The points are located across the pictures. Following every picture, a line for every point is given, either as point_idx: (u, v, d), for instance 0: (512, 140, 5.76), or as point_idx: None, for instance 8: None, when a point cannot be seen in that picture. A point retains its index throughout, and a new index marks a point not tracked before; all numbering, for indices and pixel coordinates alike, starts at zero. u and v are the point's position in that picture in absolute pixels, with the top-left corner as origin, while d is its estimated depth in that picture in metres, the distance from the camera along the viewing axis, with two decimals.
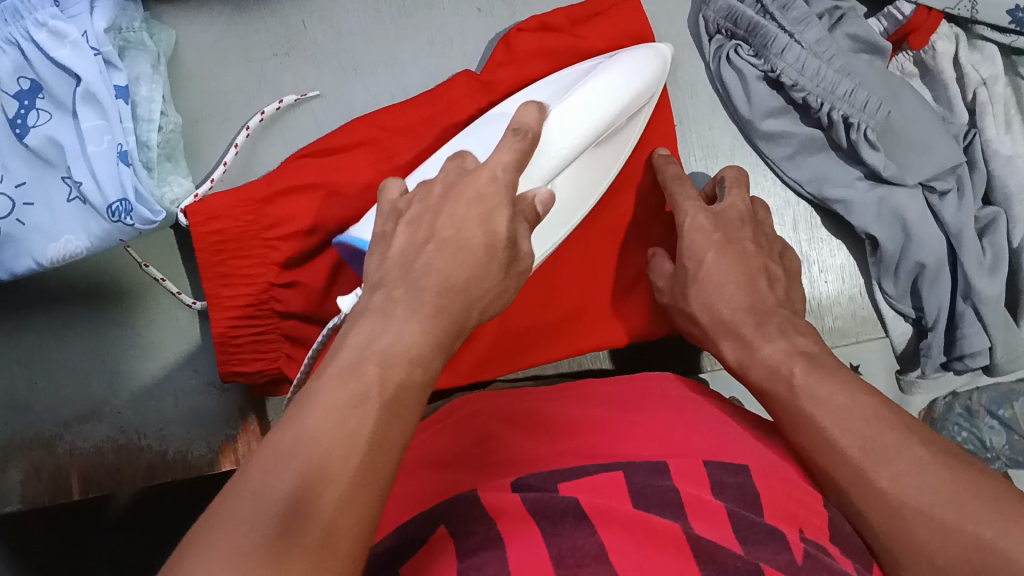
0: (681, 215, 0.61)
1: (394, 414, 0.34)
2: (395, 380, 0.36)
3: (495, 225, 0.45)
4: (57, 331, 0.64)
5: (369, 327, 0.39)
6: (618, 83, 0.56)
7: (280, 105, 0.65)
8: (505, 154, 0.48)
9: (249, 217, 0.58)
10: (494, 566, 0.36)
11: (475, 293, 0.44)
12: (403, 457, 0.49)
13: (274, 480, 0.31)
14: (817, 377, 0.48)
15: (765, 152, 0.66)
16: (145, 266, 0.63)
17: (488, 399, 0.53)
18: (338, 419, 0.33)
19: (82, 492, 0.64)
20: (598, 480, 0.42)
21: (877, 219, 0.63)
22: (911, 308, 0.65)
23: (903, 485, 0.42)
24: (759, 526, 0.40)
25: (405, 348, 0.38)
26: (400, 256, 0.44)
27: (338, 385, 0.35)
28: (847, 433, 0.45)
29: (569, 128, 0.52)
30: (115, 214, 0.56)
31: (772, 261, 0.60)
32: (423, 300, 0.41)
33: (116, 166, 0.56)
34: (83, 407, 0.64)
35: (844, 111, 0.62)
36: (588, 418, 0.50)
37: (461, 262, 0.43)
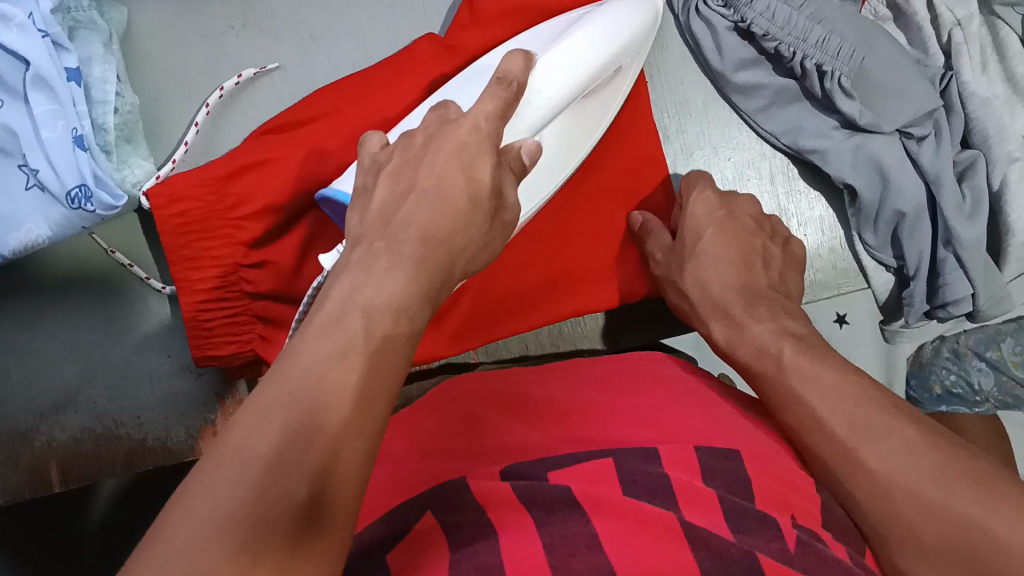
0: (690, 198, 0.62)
1: (378, 364, 0.33)
2: (378, 334, 0.34)
3: (477, 174, 0.44)
4: (27, 322, 0.62)
5: (350, 281, 0.37)
6: (608, 29, 0.54)
7: (239, 79, 0.63)
8: (489, 102, 0.46)
9: (213, 196, 0.57)
10: (487, 554, 0.37)
11: (462, 243, 0.42)
12: (390, 443, 0.49)
13: (255, 447, 0.29)
14: (804, 361, 0.48)
15: (738, 105, 0.65)
16: (112, 252, 0.62)
17: (478, 381, 0.53)
18: (320, 371, 0.31)
19: (61, 482, 0.62)
20: (586, 467, 0.43)
21: (854, 168, 0.62)
22: (892, 258, 0.64)
23: (892, 465, 0.42)
24: (749, 513, 0.40)
25: (391, 296, 0.36)
26: (381, 209, 0.42)
27: (318, 341, 0.33)
28: (835, 411, 0.45)
29: (557, 75, 0.51)
30: (74, 201, 0.54)
31: (770, 243, 0.62)
32: (405, 251, 0.39)
33: (72, 151, 0.54)
34: (57, 397, 0.62)
35: (817, 59, 0.60)
36: (578, 399, 0.50)
37: (444, 212, 0.41)
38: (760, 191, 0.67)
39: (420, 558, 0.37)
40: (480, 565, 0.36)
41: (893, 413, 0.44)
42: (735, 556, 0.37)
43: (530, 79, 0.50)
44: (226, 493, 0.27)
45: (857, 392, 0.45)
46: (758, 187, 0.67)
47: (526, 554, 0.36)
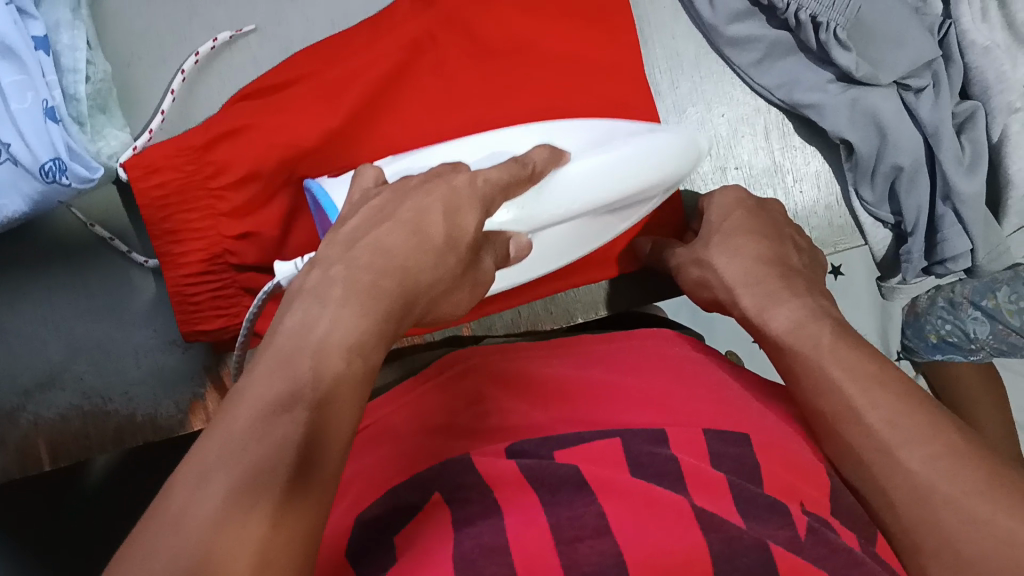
0: (711, 200, 0.61)
1: (333, 409, 0.34)
2: (331, 382, 0.35)
3: (460, 222, 0.43)
4: (4, 301, 0.60)
5: (303, 313, 0.37)
6: (649, 163, 0.53)
7: (214, 43, 0.61)
8: (503, 171, 0.47)
9: (190, 168, 0.56)
10: (492, 533, 0.38)
11: (425, 282, 0.42)
12: (393, 420, 0.50)
13: (203, 499, 0.30)
14: (844, 347, 0.47)
15: (731, 58, 0.63)
16: (91, 225, 0.60)
17: (495, 363, 0.54)
18: (263, 429, 0.32)
19: (51, 461, 0.61)
20: (593, 448, 0.43)
21: (850, 122, 0.60)
22: (889, 214, 0.63)
23: (935, 469, 0.41)
24: (760, 501, 0.41)
25: (343, 335, 0.36)
26: (349, 233, 0.42)
27: (269, 382, 0.34)
28: (865, 396, 0.44)
29: (573, 190, 0.51)
30: (48, 175, 0.53)
31: (799, 238, 0.60)
32: (363, 281, 0.39)
33: (43, 124, 0.53)
34: (41, 375, 0.61)
35: (811, 9, 0.58)
36: (585, 378, 0.51)
37: (413, 249, 0.41)
38: (755, 147, 0.65)
39: (426, 545, 0.38)
40: (485, 545, 0.37)
41: (917, 410, 0.44)
42: (746, 541, 0.37)
43: (561, 170, 0.51)
44: (177, 541, 0.29)
45: (877, 371, 0.46)
46: (753, 144, 0.65)
47: (533, 536, 0.37)
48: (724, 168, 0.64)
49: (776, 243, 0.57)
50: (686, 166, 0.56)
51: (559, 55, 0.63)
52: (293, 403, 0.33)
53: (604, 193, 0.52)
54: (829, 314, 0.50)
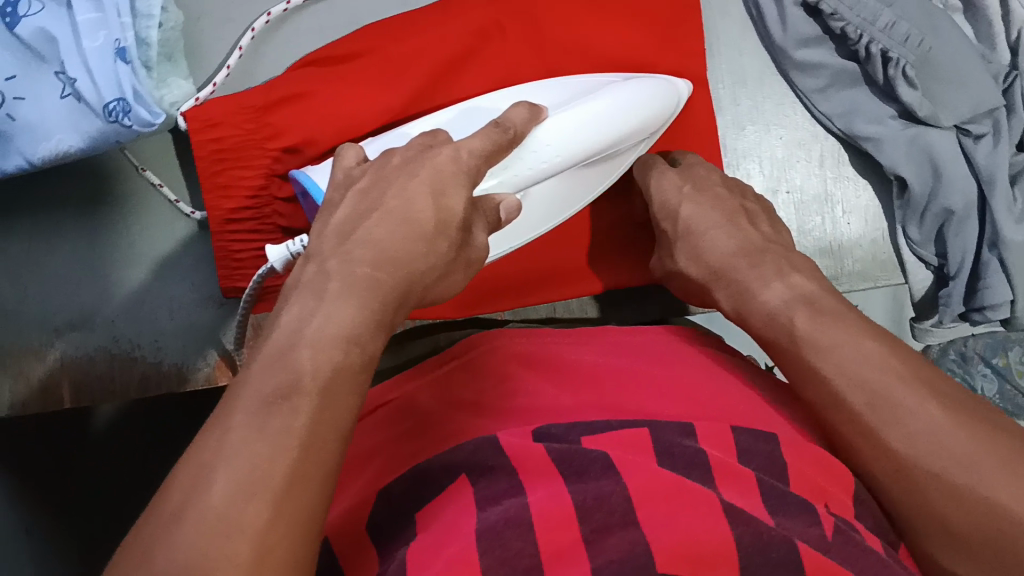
0: (651, 179, 0.59)
1: (332, 396, 0.34)
2: (329, 370, 0.35)
3: (448, 202, 0.44)
4: (47, 237, 0.61)
5: (300, 310, 0.38)
6: (624, 110, 0.55)
7: (286, 7, 0.61)
8: (480, 141, 0.47)
9: (250, 126, 0.56)
10: (517, 509, 0.38)
11: (419, 268, 0.42)
12: (418, 400, 0.51)
13: (205, 494, 0.30)
14: (825, 325, 0.46)
15: (796, 82, 0.63)
16: (142, 170, 0.61)
17: (519, 346, 0.54)
18: (263, 420, 0.32)
19: (73, 401, 0.62)
20: (624, 435, 0.44)
21: (907, 157, 0.60)
22: (934, 255, 0.63)
23: (919, 446, 0.40)
24: (789, 498, 0.41)
25: (338, 329, 0.37)
26: (340, 226, 0.43)
27: (266, 376, 0.34)
28: (852, 385, 0.43)
29: (552, 143, 0.52)
30: (112, 114, 0.54)
31: (753, 204, 0.59)
32: (357, 273, 0.39)
33: (113, 63, 0.53)
34: (73, 314, 0.62)
35: (882, 44, 0.59)
36: (617, 369, 0.51)
37: (403, 239, 0.42)
38: (809, 174, 0.64)
39: (454, 518, 0.39)
40: (511, 519, 0.37)
41: None
42: (776, 536, 0.37)
43: (537, 131, 0.52)
44: (177, 541, 0.29)
45: (853, 344, 0.44)
46: (807, 169, 0.64)
47: (557, 510, 0.38)
48: (776, 189, 0.64)
49: (725, 222, 0.56)
50: (665, 108, 0.58)
51: (624, 53, 0.62)
52: (292, 393, 0.33)
53: (583, 146, 0.53)
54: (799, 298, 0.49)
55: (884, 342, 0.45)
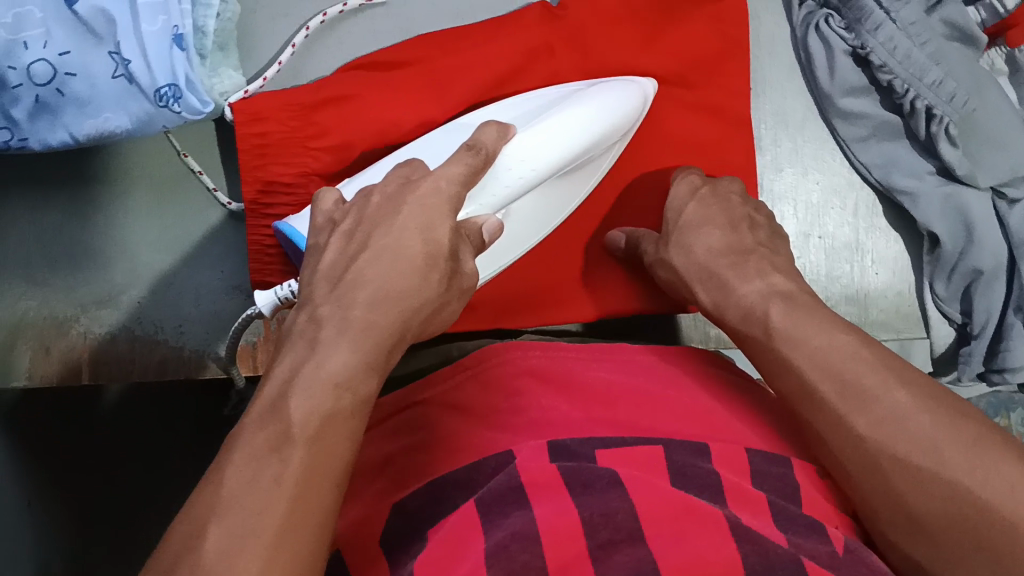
0: (675, 186, 0.59)
1: (321, 442, 0.36)
2: (318, 418, 0.37)
3: (436, 234, 0.44)
4: (83, 213, 0.62)
5: (295, 358, 0.40)
6: (593, 118, 0.54)
7: (343, 8, 0.62)
8: (456, 167, 0.47)
9: (294, 123, 0.57)
10: (524, 523, 0.38)
11: (413, 307, 0.43)
12: (430, 411, 0.51)
13: (201, 544, 0.33)
14: (799, 319, 0.46)
15: (838, 130, 0.64)
16: (183, 156, 0.62)
17: (525, 359, 0.54)
18: (253, 473, 0.35)
19: (91, 377, 0.62)
20: (635, 451, 0.45)
21: (940, 215, 0.61)
22: (959, 313, 0.63)
23: (880, 432, 0.40)
24: (799, 519, 0.41)
25: (330, 374, 0.38)
26: (333, 268, 0.44)
27: (259, 429, 0.36)
28: (822, 375, 0.43)
29: (524, 159, 0.51)
30: (162, 99, 0.55)
31: (755, 213, 0.57)
32: (350, 318, 0.41)
33: (169, 48, 0.55)
34: (100, 293, 0.62)
35: (928, 100, 0.59)
36: (628, 389, 0.52)
37: (394, 276, 0.43)
38: (842, 221, 0.64)
39: (462, 530, 0.39)
40: (517, 533, 0.38)
41: None
42: (783, 555, 0.36)
43: (502, 155, 0.51)
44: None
45: (824, 336, 0.45)
46: (840, 216, 0.65)
47: (565, 523, 0.38)
48: (809, 234, 0.64)
49: (728, 227, 0.55)
50: (631, 117, 0.58)
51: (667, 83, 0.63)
52: (283, 443, 0.36)
53: (550, 160, 0.52)
54: (779, 295, 0.48)
55: (854, 334, 0.45)
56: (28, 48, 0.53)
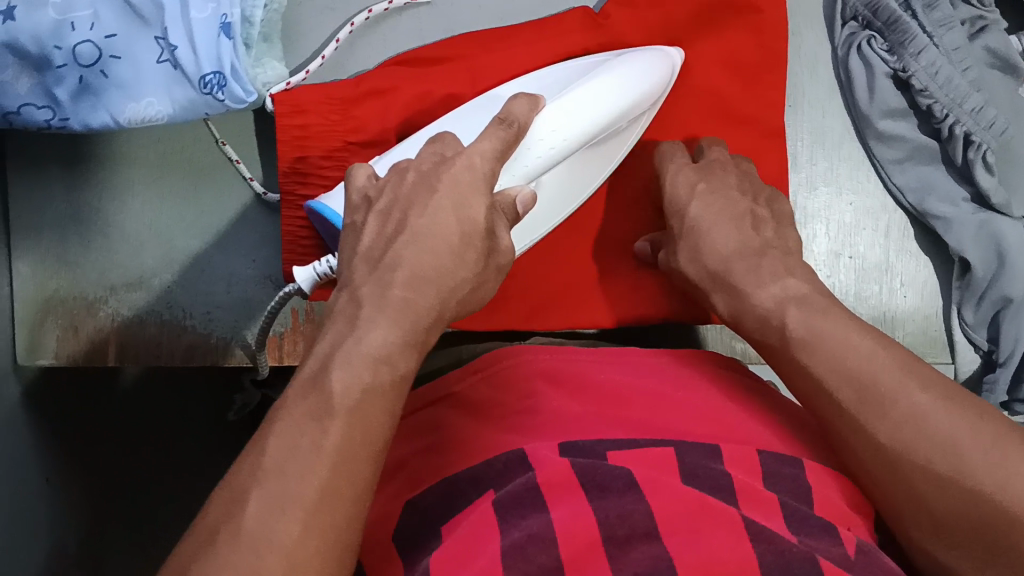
0: (664, 168, 0.61)
1: (361, 415, 0.37)
2: (359, 392, 0.38)
3: (470, 211, 0.45)
4: (118, 196, 0.63)
5: (335, 336, 0.41)
6: (624, 87, 0.55)
7: (388, 6, 0.62)
8: (488, 143, 0.48)
9: (336, 118, 0.58)
10: (540, 526, 0.39)
11: (449, 284, 0.44)
12: (449, 420, 0.51)
13: (244, 515, 0.34)
14: (818, 320, 0.47)
15: (874, 152, 0.64)
16: (222, 143, 0.62)
17: (537, 362, 0.54)
18: (292, 445, 0.36)
19: (117, 359, 0.62)
20: (647, 453, 0.45)
21: (974, 242, 0.61)
22: (985, 340, 0.63)
23: (897, 437, 0.41)
24: (812, 521, 0.42)
25: (370, 351, 0.39)
26: (370, 250, 0.45)
27: (299, 403, 0.38)
28: (840, 381, 0.44)
29: (555, 130, 0.52)
30: (207, 86, 0.55)
31: (756, 204, 0.57)
32: (390, 296, 0.42)
33: (216, 36, 0.55)
34: (131, 276, 0.63)
35: (967, 126, 0.60)
36: (641, 390, 0.52)
37: (430, 253, 0.44)
38: (873, 243, 0.64)
39: (478, 531, 0.39)
40: (535, 535, 0.38)
41: None
42: (797, 555, 0.37)
43: (531, 130, 0.51)
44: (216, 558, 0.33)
45: (841, 340, 0.45)
46: (872, 238, 0.64)
47: (583, 527, 0.38)
48: (839, 254, 0.63)
49: (735, 223, 0.56)
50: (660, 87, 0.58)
51: (699, 93, 0.63)
52: (325, 414, 0.37)
53: (582, 130, 0.53)
54: (793, 298, 0.49)
55: (870, 337, 0.45)
56: (76, 29, 0.54)
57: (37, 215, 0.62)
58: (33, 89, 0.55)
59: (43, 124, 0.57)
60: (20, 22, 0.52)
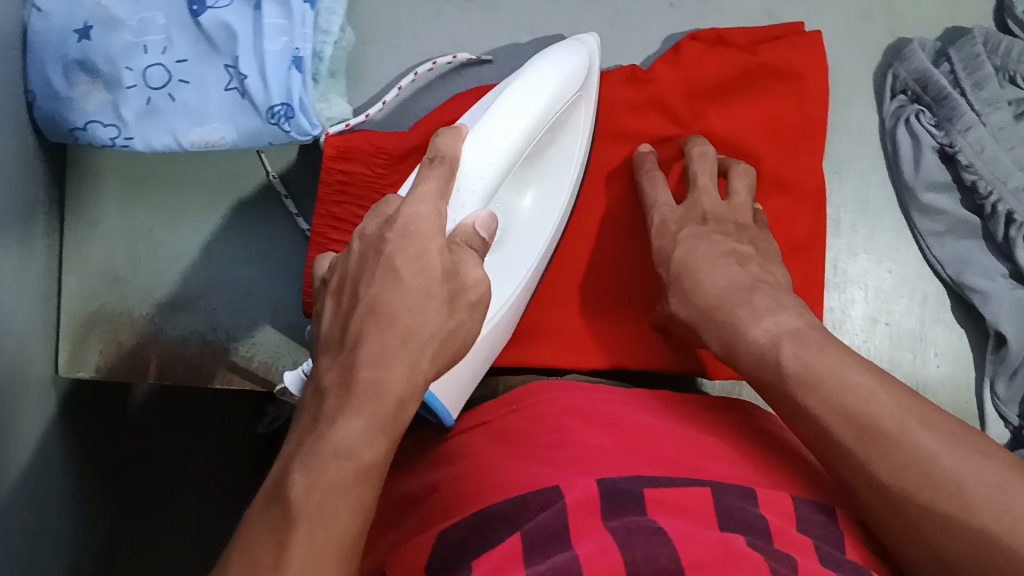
0: (651, 214, 0.61)
1: (320, 520, 0.37)
2: (319, 488, 0.37)
3: (427, 260, 0.43)
4: (173, 217, 0.65)
5: (300, 435, 0.41)
6: (547, 86, 0.54)
7: (451, 60, 0.64)
8: (429, 184, 0.46)
9: (380, 170, 0.60)
10: (568, 560, 0.38)
11: (415, 340, 0.42)
12: (484, 450, 0.52)
13: None
14: (813, 352, 0.47)
15: (916, 225, 0.65)
16: (272, 176, 0.64)
17: (570, 399, 0.55)
18: (255, 562, 0.36)
19: (157, 377, 0.63)
20: (682, 496, 0.45)
21: (1011, 317, 0.62)
22: (1016, 416, 0.63)
23: (906, 476, 0.41)
24: (845, 564, 0.43)
25: (333, 446, 0.39)
26: (332, 334, 0.44)
27: (263, 515, 0.38)
28: (841, 421, 0.44)
29: (485, 154, 0.50)
30: (275, 117, 0.56)
31: (740, 243, 0.57)
32: (351, 379, 0.41)
33: (287, 70, 0.57)
34: (178, 296, 0.64)
35: (1010, 205, 0.62)
36: (674, 432, 0.52)
37: (388, 322, 0.42)
38: (909, 311, 0.65)
39: (505, 561, 0.40)
40: (557, 566, 0.37)
41: None
42: None
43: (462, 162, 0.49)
44: None
45: (839, 380, 0.45)
46: (908, 307, 0.65)
47: (607, 561, 0.37)
48: (875, 319, 0.64)
49: (723, 262, 0.55)
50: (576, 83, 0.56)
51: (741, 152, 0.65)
52: (285, 525, 0.37)
53: (513, 144, 0.51)
54: (789, 334, 0.49)
55: (867, 373, 0.45)
56: (148, 52, 0.57)
57: (91, 232, 0.64)
58: (102, 108, 0.58)
59: (108, 143, 0.58)
60: (95, 42, 0.56)
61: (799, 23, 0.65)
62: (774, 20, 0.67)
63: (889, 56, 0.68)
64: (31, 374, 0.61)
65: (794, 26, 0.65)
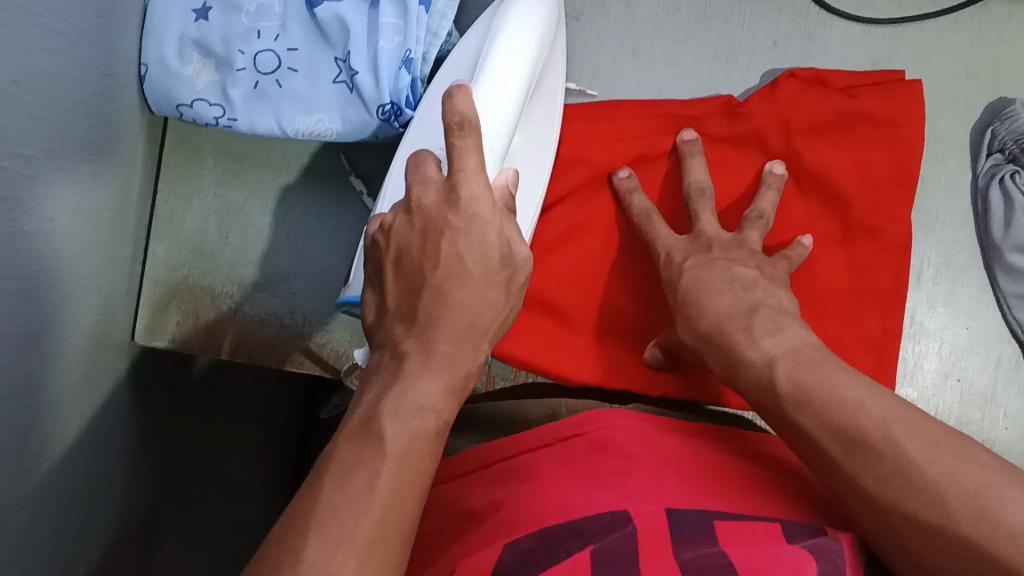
0: (655, 250, 0.61)
1: (411, 456, 0.37)
2: (410, 432, 0.37)
3: (491, 245, 0.43)
4: (263, 198, 0.66)
5: (380, 384, 0.40)
6: (537, 20, 0.51)
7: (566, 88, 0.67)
8: (470, 159, 0.43)
9: None
10: None
11: (481, 317, 0.43)
12: (543, 466, 0.52)
13: (311, 544, 0.32)
14: (844, 373, 0.45)
15: (1000, 284, 0.66)
16: (352, 175, 0.65)
17: (633, 427, 0.55)
18: (347, 480, 0.35)
19: (231, 352, 0.65)
20: (754, 528, 0.43)
21: None
22: None
23: (886, 488, 0.39)
24: None
25: (419, 400, 0.39)
26: (399, 307, 0.43)
27: (353, 445, 0.37)
28: (831, 434, 0.42)
29: (498, 107, 0.48)
30: (384, 115, 0.58)
31: (746, 266, 0.56)
32: (431, 346, 0.41)
33: (398, 69, 0.56)
34: (261, 276, 0.66)
35: None
36: (732, 468, 0.51)
37: (466, 293, 0.42)
38: (983, 369, 0.66)
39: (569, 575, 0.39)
40: None
41: None
42: None
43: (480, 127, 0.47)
44: None
45: (829, 397, 0.44)
46: (982, 366, 0.66)
47: None
48: (947, 374, 0.65)
49: (728, 287, 0.54)
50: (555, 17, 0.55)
51: (826, 190, 0.65)
52: (377, 449, 0.36)
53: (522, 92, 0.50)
54: (783, 356, 0.48)
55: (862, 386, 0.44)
56: (261, 37, 0.59)
57: (184, 204, 0.66)
58: (211, 87, 0.60)
59: (212, 121, 0.61)
60: (212, 22, 0.59)
61: (898, 71, 0.66)
62: (877, 66, 0.68)
63: (990, 115, 0.68)
64: (110, 334, 0.62)
65: (891, 74, 0.66)
